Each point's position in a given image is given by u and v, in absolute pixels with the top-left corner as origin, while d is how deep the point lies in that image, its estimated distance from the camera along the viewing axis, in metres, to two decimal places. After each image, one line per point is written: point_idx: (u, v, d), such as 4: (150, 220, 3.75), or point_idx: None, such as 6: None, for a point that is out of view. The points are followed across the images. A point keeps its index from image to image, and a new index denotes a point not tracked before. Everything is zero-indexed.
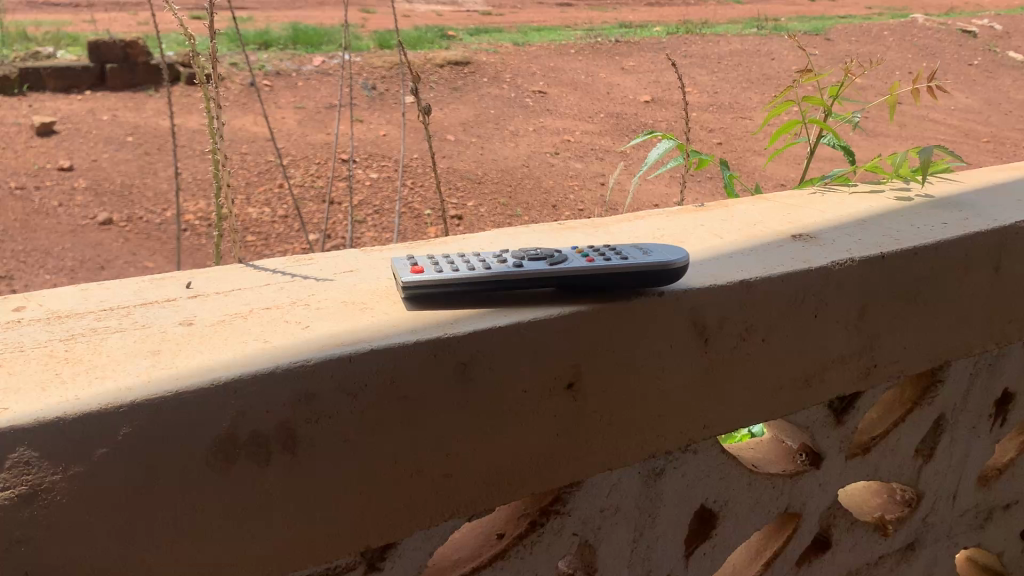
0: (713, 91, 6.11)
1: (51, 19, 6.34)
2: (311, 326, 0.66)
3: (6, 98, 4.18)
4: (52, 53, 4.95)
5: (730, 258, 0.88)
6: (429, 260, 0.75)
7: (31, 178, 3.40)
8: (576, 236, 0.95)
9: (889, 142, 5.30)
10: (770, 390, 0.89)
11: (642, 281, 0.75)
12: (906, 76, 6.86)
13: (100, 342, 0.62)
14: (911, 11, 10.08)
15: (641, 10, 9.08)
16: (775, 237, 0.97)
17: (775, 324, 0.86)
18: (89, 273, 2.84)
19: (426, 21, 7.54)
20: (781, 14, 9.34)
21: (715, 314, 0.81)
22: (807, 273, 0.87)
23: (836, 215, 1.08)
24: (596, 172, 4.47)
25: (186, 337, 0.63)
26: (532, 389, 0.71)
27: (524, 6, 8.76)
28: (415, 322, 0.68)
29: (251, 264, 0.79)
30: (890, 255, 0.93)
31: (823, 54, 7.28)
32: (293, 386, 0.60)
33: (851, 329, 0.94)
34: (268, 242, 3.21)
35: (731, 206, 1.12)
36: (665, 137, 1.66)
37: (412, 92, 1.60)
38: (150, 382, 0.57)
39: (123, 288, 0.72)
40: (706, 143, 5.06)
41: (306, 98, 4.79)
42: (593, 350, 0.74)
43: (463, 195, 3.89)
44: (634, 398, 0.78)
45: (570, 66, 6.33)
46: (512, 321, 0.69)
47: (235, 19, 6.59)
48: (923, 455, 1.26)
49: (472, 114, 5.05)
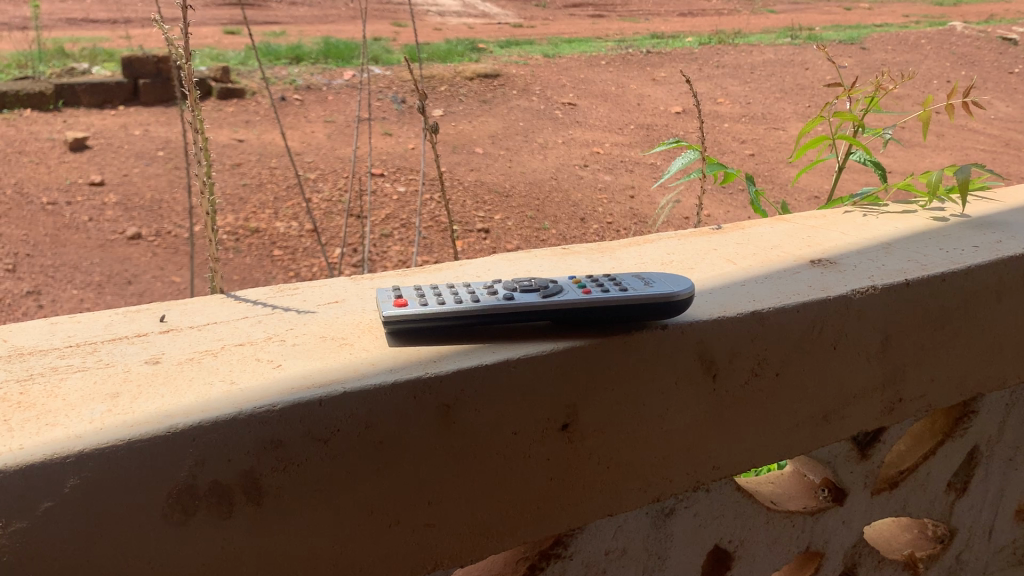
0: (746, 102, 6.02)
1: (88, 36, 6.43)
2: (283, 365, 0.62)
3: (42, 114, 4.22)
4: (87, 69, 5.00)
5: (742, 288, 0.82)
6: (415, 291, 0.70)
7: (63, 194, 3.42)
8: (581, 262, 0.90)
9: (926, 153, 5.18)
10: (786, 427, 0.84)
11: (643, 314, 0.70)
12: (943, 86, 6.73)
13: (57, 384, 0.58)
14: (950, 18, 9.89)
15: (673, 20, 9.02)
16: (792, 262, 0.91)
17: (789, 358, 0.81)
18: (115, 287, 2.85)
19: (457, 34, 7.54)
20: (815, 24, 9.21)
21: (724, 348, 0.76)
22: (823, 302, 0.81)
23: (858, 238, 1.02)
24: (626, 184, 4.41)
25: (150, 378, 0.60)
26: (521, 432, 0.67)
27: (556, 18, 8.72)
28: (396, 359, 0.63)
29: (233, 295, 0.76)
30: (915, 282, 0.88)
31: (858, 64, 7.16)
32: (258, 432, 0.56)
33: (873, 361, 0.88)
34: (295, 257, 3.21)
35: (748, 227, 1.06)
36: (688, 149, 1.60)
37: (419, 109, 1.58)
38: (103, 429, 0.53)
39: (94, 322, 0.68)
40: (738, 154, 4.98)
41: (335, 112, 4.79)
42: (590, 388, 0.69)
43: (491, 208, 3.86)
44: (636, 440, 0.73)
45: (600, 77, 6.28)
46: (500, 358, 0.64)
47: (268, 34, 6.64)
48: (956, 489, 1.19)
49: (501, 126, 5.02)
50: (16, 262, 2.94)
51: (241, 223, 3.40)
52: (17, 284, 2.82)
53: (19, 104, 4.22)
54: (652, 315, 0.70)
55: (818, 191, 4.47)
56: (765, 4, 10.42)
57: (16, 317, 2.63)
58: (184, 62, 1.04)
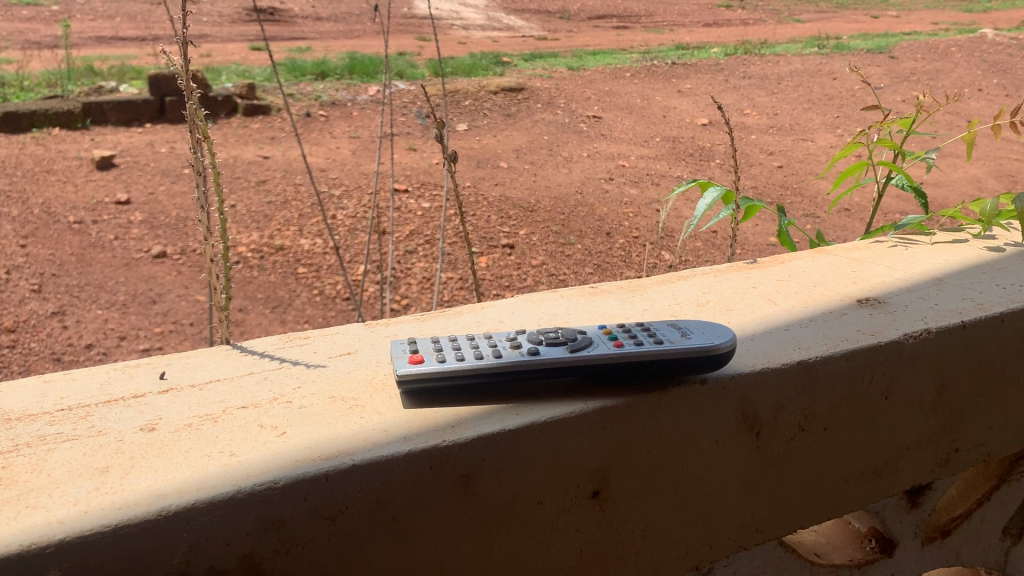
0: (773, 113, 5.94)
1: (117, 53, 6.48)
2: (289, 433, 0.56)
3: (70, 132, 4.23)
4: (114, 86, 5.02)
5: (786, 333, 0.76)
6: (432, 345, 0.64)
7: (89, 212, 3.42)
8: (611, 303, 0.85)
9: (959, 163, 5.07)
10: (834, 485, 0.78)
11: (681, 368, 0.64)
12: (975, 95, 6.60)
13: (43, 457, 0.53)
14: (979, 25, 9.75)
15: (698, 31, 8.95)
16: (838, 303, 0.85)
17: (837, 412, 0.75)
18: (140, 307, 2.83)
19: (482, 48, 7.52)
20: (842, 33, 9.11)
21: (768, 404, 0.70)
22: (874, 348, 0.75)
23: (906, 274, 0.95)
24: (652, 198, 4.34)
25: (144, 449, 0.55)
26: (547, 501, 0.62)
27: (580, 30, 8.68)
28: (411, 423, 0.58)
29: (240, 347, 0.71)
30: (972, 324, 0.81)
31: (886, 72, 7.05)
32: (258, 512, 0.51)
33: (927, 412, 0.82)
34: (319, 274, 3.19)
35: (788, 261, 1.00)
36: (716, 183, 1.54)
37: (438, 138, 1.54)
38: (87, 513, 0.48)
39: (89, 381, 0.64)
40: (766, 166, 4.90)
41: (360, 128, 4.77)
42: (623, 449, 0.64)
43: (516, 223, 3.80)
44: (669, 506, 0.68)
45: (625, 89, 6.21)
46: (524, 422, 0.59)
47: (293, 50, 6.66)
48: (1010, 536, 1.11)
49: (525, 140, 4.98)
50: (42, 282, 2.94)
51: (266, 241, 3.37)
52: (42, 304, 2.81)
53: (48, 123, 4.24)
54: (692, 369, 0.64)
55: (850, 203, 4.38)
56: (790, 13, 10.31)
57: (41, 340, 2.62)
58: (186, 89, 1.00)
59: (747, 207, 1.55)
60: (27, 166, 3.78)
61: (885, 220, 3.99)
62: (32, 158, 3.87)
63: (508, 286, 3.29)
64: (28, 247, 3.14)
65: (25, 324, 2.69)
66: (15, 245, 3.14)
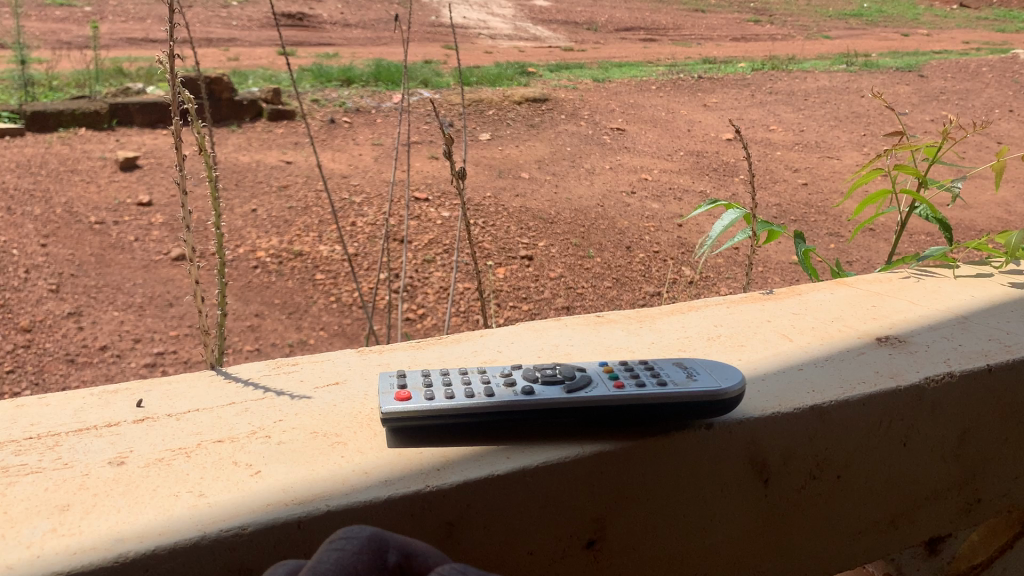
0: (799, 129, 5.87)
1: (146, 56, 6.53)
2: (264, 472, 0.53)
3: (96, 133, 4.25)
4: (141, 88, 5.04)
5: (799, 373, 0.73)
6: (423, 378, 0.61)
7: (111, 213, 3.43)
8: (616, 334, 0.81)
9: (988, 185, 5.00)
10: (846, 536, 0.74)
11: (684, 412, 0.60)
12: (1006, 116, 6.51)
13: (5, 490, 0.51)
14: (1011, 45, 9.64)
15: (725, 45, 8.91)
16: (855, 341, 0.81)
17: (852, 458, 0.71)
18: (156, 310, 2.83)
19: (508, 58, 7.52)
20: (871, 50, 9.03)
21: (780, 451, 0.66)
22: (893, 392, 0.71)
23: (928, 311, 0.91)
24: (674, 213, 4.29)
25: (109, 484, 0.52)
26: (537, 552, 0.59)
27: (607, 42, 8.65)
28: (393, 465, 0.55)
29: (225, 372, 0.68)
30: (999, 367, 0.77)
31: (916, 91, 6.97)
32: (223, 560, 0.48)
33: (948, 459, 0.77)
34: (337, 280, 3.16)
35: (805, 292, 0.97)
36: (733, 206, 1.49)
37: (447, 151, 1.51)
38: (38, 559, 0.45)
39: (63, 407, 0.61)
40: (790, 183, 4.84)
41: (383, 135, 4.76)
42: (620, 496, 0.60)
43: (536, 235, 3.77)
44: (669, 557, 0.65)
45: (650, 102, 6.17)
46: (514, 466, 0.55)
47: (320, 56, 6.67)
48: None
49: (548, 151, 4.95)
50: (60, 282, 2.94)
51: (285, 245, 3.36)
52: (59, 304, 2.80)
53: (74, 123, 4.26)
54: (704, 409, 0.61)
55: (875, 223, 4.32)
56: (820, 29, 10.22)
57: (56, 340, 2.61)
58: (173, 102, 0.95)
59: (764, 231, 1.51)
60: (52, 165, 3.79)
61: (911, 240, 3.93)
62: (57, 157, 3.89)
63: (524, 298, 3.26)
64: (48, 246, 3.14)
65: (41, 323, 2.68)
66: (36, 244, 3.14)
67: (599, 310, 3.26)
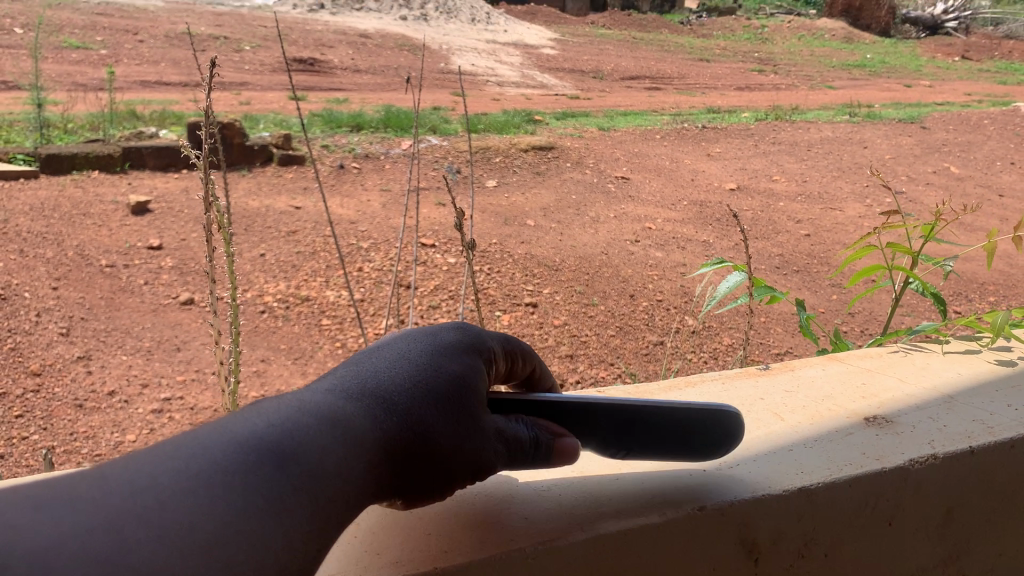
0: (802, 180, 5.95)
1: (160, 99, 6.65)
2: None
3: (108, 176, 4.34)
4: (154, 132, 5.14)
5: (790, 453, 0.77)
6: None
7: (121, 256, 3.50)
8: None
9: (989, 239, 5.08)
10: None
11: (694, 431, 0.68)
12: (1007, 169, 6.61)
13: None
14: (1013, 98, 9.79)
15: (729, 94, 9.07)
16: (843, 420, 0.85)
17: (840, 537, 0.75)
18: (164, 354, 2.88)
19: (515, 105, 7.67)
20: (874, 101, 9.17)
21: (770, 531, 0.70)
22: (878, 473, 0.75)
23: (913, 389, 0.96)
24: (677, 262, 4.34)
25: None
26: None
27: (612, 90, 8.80)
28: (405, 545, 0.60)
29: None
30: (980, 450, 0.81)
31: (918, 143, 7.09)
32: None
33: (933, 537, 0.81)
34: (342, 326, 3.22)
35: (797, 369, 1.01)
36: (736, 270, 1.53)
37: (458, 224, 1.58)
38: None
39: None
40: (793, 234, 4.90)
41: (391, 180, 4.84)
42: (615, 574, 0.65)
43: (541, 282, 3.83)
44: None
45: (654, 151, 6.27)
46: (514, 548, 0.61)
47: (331, 101, 6.79)
48: None
49: (553, 198, 5.03)
50: (70, 325, 2.99)
51: (292, 290, 3.42)
52: (69, 348, 2.85)
53: (88, 167, 4.36)
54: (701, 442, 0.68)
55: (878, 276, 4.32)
56: (823, 79, 10.39)
57: (65, 384, 2.65)
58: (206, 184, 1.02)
59: (764, 297, 1.55)
60: (64, 208, 3.87)
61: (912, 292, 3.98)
62: (69, 200, 3.96)
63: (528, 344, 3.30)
64: (59, 289, 3.19)
65: (51, 367, 2.72)
66: (47, 286, 3.19)
67: (603, 359, 3.30)
